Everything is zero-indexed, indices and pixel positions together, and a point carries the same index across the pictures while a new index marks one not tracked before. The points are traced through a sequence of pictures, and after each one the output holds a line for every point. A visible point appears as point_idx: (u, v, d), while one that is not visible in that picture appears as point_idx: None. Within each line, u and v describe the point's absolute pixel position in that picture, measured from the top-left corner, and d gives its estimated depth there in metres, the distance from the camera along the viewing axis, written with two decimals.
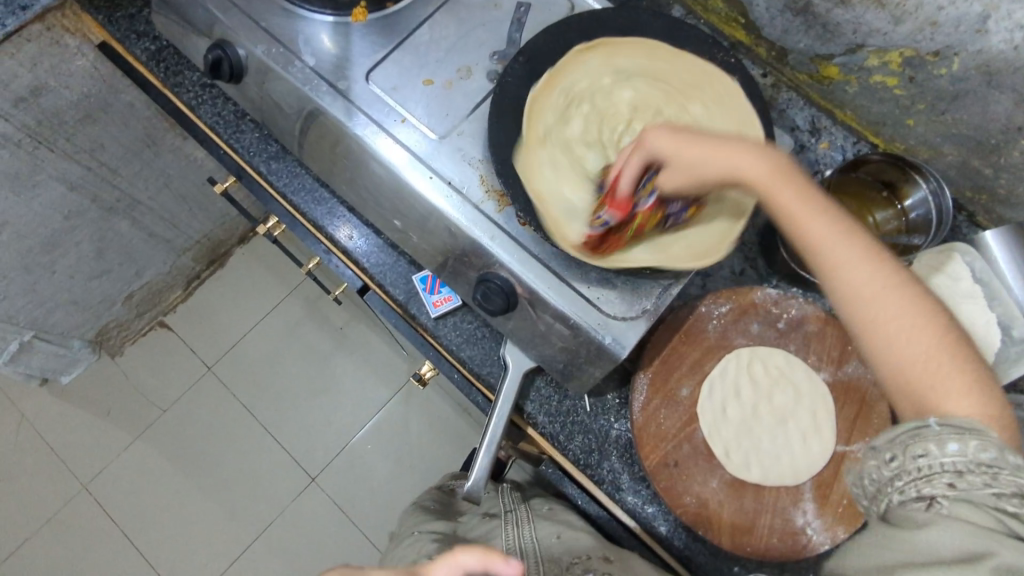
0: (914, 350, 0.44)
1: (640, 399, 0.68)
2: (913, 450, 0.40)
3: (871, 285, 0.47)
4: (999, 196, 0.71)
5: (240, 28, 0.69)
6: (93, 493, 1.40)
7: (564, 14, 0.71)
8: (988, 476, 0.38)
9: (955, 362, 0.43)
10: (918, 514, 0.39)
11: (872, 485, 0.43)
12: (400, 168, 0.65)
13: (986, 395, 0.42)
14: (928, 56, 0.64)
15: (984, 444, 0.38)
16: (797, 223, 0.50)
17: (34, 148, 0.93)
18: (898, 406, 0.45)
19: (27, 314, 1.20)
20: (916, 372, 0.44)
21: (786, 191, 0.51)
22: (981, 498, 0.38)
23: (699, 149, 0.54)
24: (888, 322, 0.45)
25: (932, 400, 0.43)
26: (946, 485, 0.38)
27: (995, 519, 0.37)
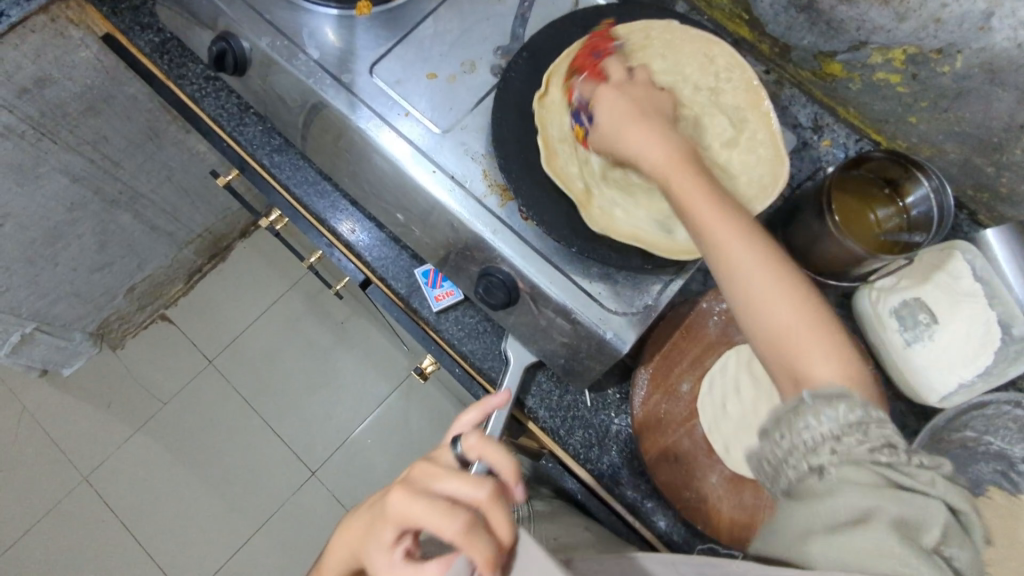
0: (783, 317, 0.46)
1: (641, 394, 0.69)
2: (795, 425, 0.42)
3: (746, 258, 0.48)
4: (1000, 194, 0.71)
5: (244, 20, 0.69)
6: (94, 485, 1.40)
7: (567, 9, 0.71)
8: (860, 432, 0.40)
9: (824, 331, 0.46)
10: (817, 484, 0.40)
11: (769, 466, 0.44)
12: (403, 162, 0.65)
13: (849, 359, 0.45)
14: (932, 54, 0.64)
15: (851, 405, 0.41)
16: (687, 201, 0.52)
17: (38, 139, 0.93)
18: (773, 371, 0.47)
19: (30, 306, 1.20)
20: (788, 334, 0.46)
21: (683, 176, 0.53)
22: (861, 456, 0.39)
23: (624, 114, 0.58)
24: (762, 291, 0.47)
25: (802, 363, 0.45)
26: (832, 452, 0.40)
27: (878, 473, 0.39)
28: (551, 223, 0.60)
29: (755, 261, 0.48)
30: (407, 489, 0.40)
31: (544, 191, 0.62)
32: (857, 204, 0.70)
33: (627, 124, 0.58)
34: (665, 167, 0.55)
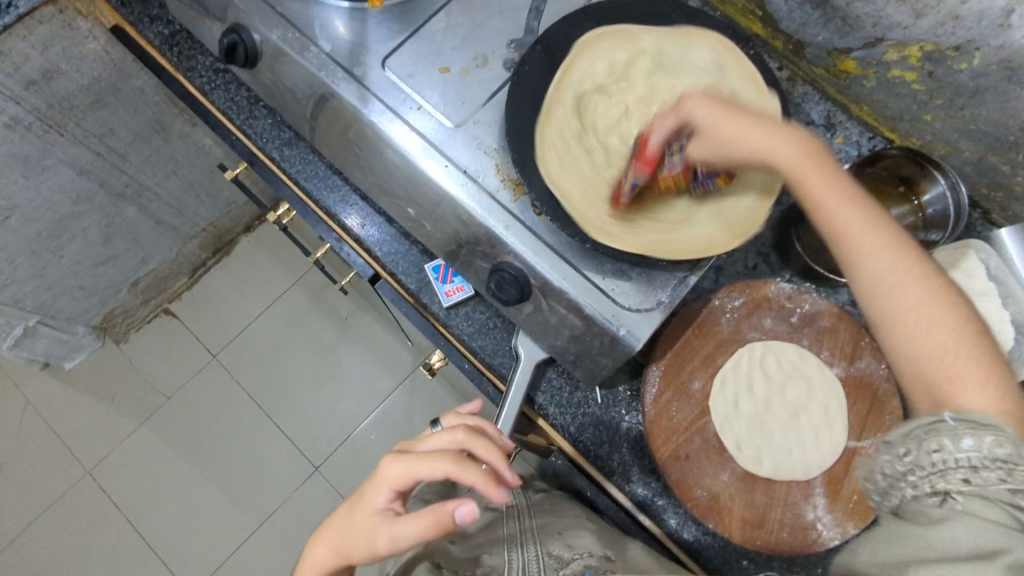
0: (935, 339, 0.45)
1: (652, 391, 0.69)
2: (927, 446, 0.40)
3: (891, 275, 0.48)
4: (1015, 193, 0.71)
5: (255, 12, 0.68)
6: (97, 478, 1.40)
7: (582, 3, 0.70)
8: (1003, 471, 0.37)
9: (976, 358, 0.44)
10: (933, 509, 0.39)
11: (885, 478, 0.42)
12: (415, 155, 0.65)
13: (1007, 391, 0.43)
14: (949, 51, 0.64)
15: (1000, 439, 0.38)
16: (831, 212, 0.50)
17: (44, 132, 0.92)
18: (916, 394, 0.46)
19: (34, 299, 1.19)
20: (935, 358, 0.45)
21: (824, 183, 0.51)
22: (996, 493, 0.37)
23: (728, 116, 0.55)
24: (909, 310, 0.46)
25: (948, 387, 0.44)
26: (961, 481, 0.38)
27: (1006, 513, 0.37)
28: (565, 218, 0.60)
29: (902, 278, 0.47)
30: (408, 453, 0.50)
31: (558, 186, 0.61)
32: (872, 201, 0.69)
33: (736, 130, 0.54)
34: (799, 166, 0.52)
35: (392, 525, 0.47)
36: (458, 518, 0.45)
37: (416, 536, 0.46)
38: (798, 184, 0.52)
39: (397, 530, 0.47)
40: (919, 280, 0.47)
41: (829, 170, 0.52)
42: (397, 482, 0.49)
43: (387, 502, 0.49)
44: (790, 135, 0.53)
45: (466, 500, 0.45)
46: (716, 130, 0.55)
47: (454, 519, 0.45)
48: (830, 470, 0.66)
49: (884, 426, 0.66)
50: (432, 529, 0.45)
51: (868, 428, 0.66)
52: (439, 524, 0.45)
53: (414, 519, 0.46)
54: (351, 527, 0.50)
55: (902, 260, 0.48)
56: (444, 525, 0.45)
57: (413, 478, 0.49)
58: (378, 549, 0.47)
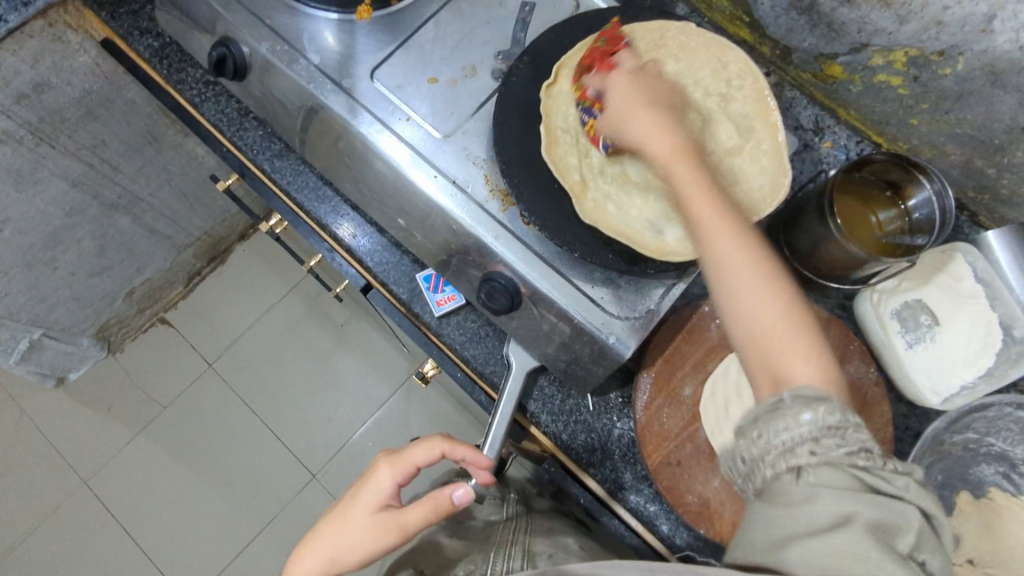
0: (767, 312, 0.46)
1: (643, 398, 0.69)
2: (775, 425, 0.41)
3: (734, 256, 0.48)
4: (1002, 196, 0.72)
5: (244, 26, 0.69)
6: (94, 489, 1.40)
7: (568, 14, 0.71)
8: (839, 438, 0.40)
9: (803, 331, 0.46)
10: (792, 487, 0.40)
11: (744, 464, 0.43)
12: (403, 166, 0.65)
13: (828, 362, 0.45)
14: (933, 56, 0.64)
15: (831, 408, 0.41)
16: (691, 196, 0.51)
17: (36, 145, 0.93)
18: (751, 368, 0.47)
19: (29, 311, 1.19)
20: (769, 337, 0.46)
21: (686, 170, 0.53)
22: (839, 459, 0.40)
23: (634, 100, 0.57)
24: (745, 286, 0.47)
25: (782, 361, 0.45)
26: (811, 455, 0.40)
27: (852, 477, 0.39)
28: (553, 227, 0.60)
29: (744, 259, 0.48)
30: (399, 451, 0.57)
31: (545, 195, 0.61)
32: (857, 205, 0.71)
33: (633, 104, 0.57)
34: (670, 160, 0.54)
35: (398, 514, 0.54)
36: (456, 500, 0.54)
37: (421, 521, 0.54)
38: (666, 168, 0.54)
39: (404, 517, 0.54)
40: (759, 261, 0.48)
41: (683, 158, 0.54)
42: (396, 476, 0.56)
43: (386, 496, 0.56)
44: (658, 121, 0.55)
45: (461, 485, 0.54)
46: (632, 95, 0.57)
47: (453, 501, 0.54)
48: None
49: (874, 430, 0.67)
50: (434, 512, 0.54)
51: None
52: (440, 507, 0.54)
53: (417, 507, 0.54)
54: (348, 528, 0.55)
55: (744, 242, 0.49)
56: (445, 506, 0.54)
57: (409, 469, 0.56)
58: (383, 539, 0.53)
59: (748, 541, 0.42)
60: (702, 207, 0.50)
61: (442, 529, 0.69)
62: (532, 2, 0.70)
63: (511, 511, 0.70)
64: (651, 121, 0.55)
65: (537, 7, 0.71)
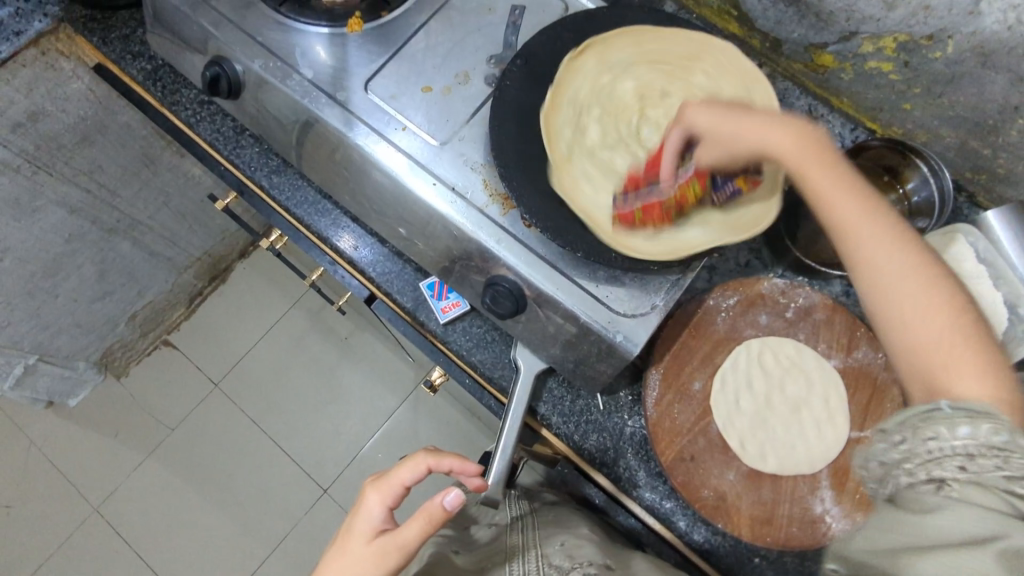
0: (932, 328, 0.47)
1: (653, 395, 0.69)
2: (924, 433, 0.40)
3: (890, 268, 0.49)
4: (999, 175, 0.72)
5: (236, 44, 0.69)
6: (105, 515, 1.39)
7: (558, 16, 0.71)
8: (1000, 459, 0.37)
9: (968, 345, 0.45)
10: (929, 497, 0.39)
11: (879, 467, 0.42)
12: (402, 175, 0.65)
13: (1002, 380, 0.44)
14: (922, 40, 0.65)
15: (997, 427, 0.38)
16: (832, 202, 0.52)
17: (33, 173, 0.93)
18: (909, 381, 0.47)
19: (32, 339, 1.19)
20: (930, 349, 0.46)
21: (826, 176, 0.53)
22: (991, 480, 0.38)
23: (730, 123, 0.57)
24: (903, 298, 0.48)
25: (944, 376, 0.45)
26: (957, 469, 0.38)
27: (1004, 501, 0.37)
28: (554, 228, 0.60)
29: (901, 272, 0.49)
30: (384, 474, 0.57)
31: (546, 198, 0.62)
32: None
33: (744, 123, 0.56)
34: (802, 161, 0.54)
35: (395, 535, 0.54)
36: (449, 506, 0.53)
37: (420, 535, 0.54)
38: (803, 175, 0.54)
39: (400, 536, 0.54)
40: (918, 274, 0.48)
41: (827, 166, 0.53)
42: (384, 500, 0.56)
43: (378, 522, 0.56)
44: (788, 132, 0.55)
45: (450, 490, 0.54)
46: (716, 132, 0.57)
47: (446, 508, 0.53)
48: (835, 461, 0.66)
49: (885, 413, 0.67)
50: (429, 524, 0.54)
51: (870, 418, 0.67)
52: (434, 518, 0.54)
53: (412, 523, 0.54)
54: (346, 561, 0.54)
55: (899, 253, 0.49)
56: (438, 516, 0.54)
57: (397, 489, 0.56)
58: (386, 562, 0.53)
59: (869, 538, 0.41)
60: (854, 217, 0.51)
61: (449, 543, 0.68)
62: (521, 6, 0.71)
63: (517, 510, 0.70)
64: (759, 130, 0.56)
65: (526, 11, 0.71)
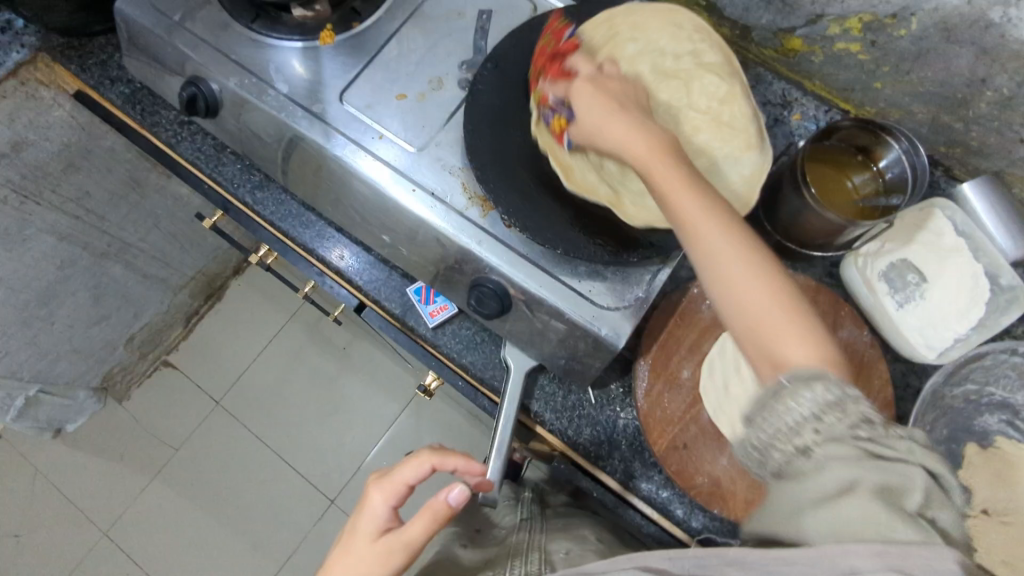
0: (760, 301, 0.47)
1: (643, 385, 0.69)
2: (778, 409, 0.43)
3: (722, 250, 0.48)
4: (973, 148, 0.73)
5: (211, 63, 0.70)
6: (115, 539, 1.40)
7: (526, 16, 0.72)
8: (839, 412, 0.41)
9: (789, 309, 0.47)
10: (802, 464, 0.41)
11: (755, 450, 0.44)
12: (383, 184, 0.66)
13: (822, 339, 0.46)
14: (887, 19, 0.65)
15: (828, 386, 0.42)
16: (671, 198, 0.50)
17: (21, 203, 0.92)
18: (749, 354, 0.48)
19: (31, 367, 1.16)
20: (763, 319, 0.47)
21: (668, 169, 0.51)
22: (842, 433, 0.40)
23: (607, 116, 0.55)
24: (737, 281, 0.47)
25: (777, 346, 0.46)
26: (816, 431, 0.41)
27: (858, 449, 0.39)
28: (534, 227, 0.61)
29: (730, 255, 0.48)
30: (387, 473, 0.57)
31: (523, 198, 0.62)
32: (833, 172, 0.71)
33: (606, 120, 0.55)
34: (649, 161, 0.52)
35: (400, 532, 0.55)
36: (454, 502, 0.54)
37: (424, 532, 0.54)
38: (646, 172, 0.52)
39: (405, 533, 0.54)
40: (741, 254, 0.48)
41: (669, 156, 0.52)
42: (388, 498, 0.56)
43: (383, 521, 0.56)
44: (637, 129, 0.54)
45: (455, 487, 0.55)
46: (592, 119, 0.55)
47: (450, 504, 0.54)
48: None
49: (873, 392, 0.68)
50: (434, 521, 0.55)
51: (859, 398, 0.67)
52: (439, 515, 0.54)
53: (418, 520, 0.54)
54: (354, 560, 0.54)
55: (729, 239, 0.48)
56: (442, 513, 0.54)
57: (400, 488, 0.56)
58: (392, 561, 0.54)
59: (765, 527, 0.42)
60: (684, 206, 0.49)
61: (458, 537, 0.69)
62: (489, 9, 0.72)
63: (526, 512, 0.71)
64: (620, 123, 0.54)
65: (494, 14, 0.72)
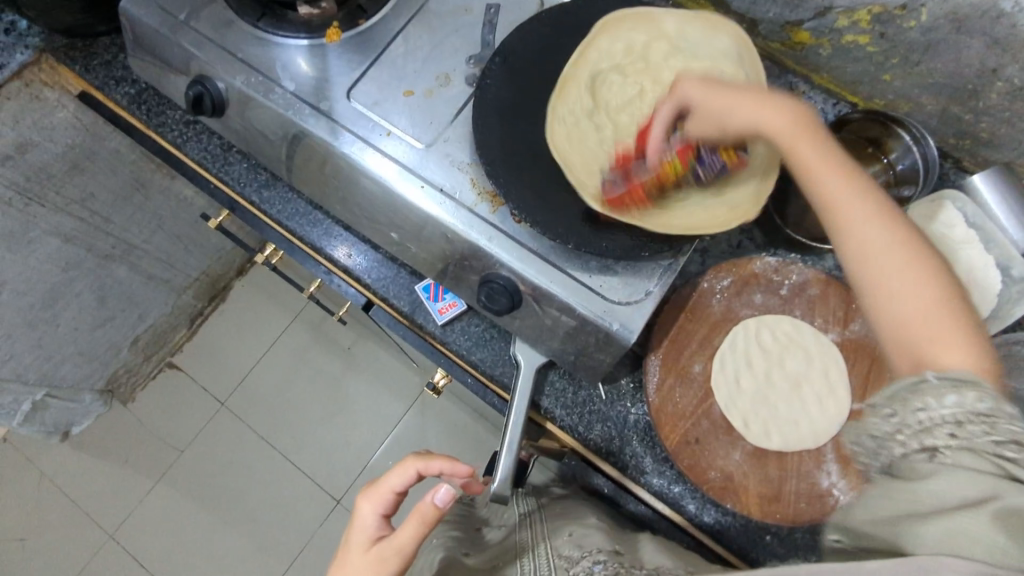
0: (920, 294, 0.47)
1: (654, 379, 0.69)
2: (913, 404, 0.42)
3: (877, 239, 0.50)
4: (983, 139, 0.73)
5: (217, 62, 0.70)
6: (121, 542, 1.40)
7: (534, 11, 0.72)
8: (985, 424, 0.39)
9: (950, 314, 0.46)
10: (922, 464, 0.39)
11: (876, 441, 0.43)
12: (392, 181, 0.65)
13: (983, 354, 0.44)
14: (896, 11, 0.65)
15: (981, 395, 0.40)
16: (823, 180, 0.53)
17: (26, 205, 0.92)
18: (895, 352, 0.47)
19: (35, 370, 1.16)
20: (917, 314, 0.46)
21: (816, 157, 0.53)
22: (981, 446, 0.38)
23: (733, 102, 0.57)
24: (892, 270, 0.48)
25: (931, 346, 0.45)
26: (948, 436, 0.39)
27: (994, 464, 0.37)
28: (544, 221, 0.61)
29: (885, 246, 0.49)
30: (376, 482, 0.57)
31: (533, 192, 0.62)
32: None
33: (735, 106, 0.57)
34: (795, 145, 0.54)
35: (391, 540, 0.54)
36: (440, 503, 0.53)
37: (414, 536, 0.54)
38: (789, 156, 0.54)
39: (397, 538, 0.54)
40: (901, 247, 0.49)
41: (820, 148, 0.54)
42: (376, 507, 0.56)
43: (374, 530, 0.56)
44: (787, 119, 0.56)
45: (440, 487, 0.53)
46: (719, 108, 0.58)
47: (437, 506, 0.53)
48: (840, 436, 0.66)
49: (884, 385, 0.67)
50: (424, 524, 0.54)
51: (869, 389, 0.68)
52: (428, 518, 0.53)
53: (407, 525, 0.54)
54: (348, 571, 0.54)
55: (888, 228, 0.50)
56: (431, 515, 0.53)
57: (389, 495, 0.56)
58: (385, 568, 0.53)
59: (868, 519, 0.41)
60: (835, 189, 0.52)
61: (458, 543, 0.68)
62: (496, 5, 0.72)
63: (525, 508, 0.72)
64: (757, 110, 0.56)
65: (502, 9, 0.72)
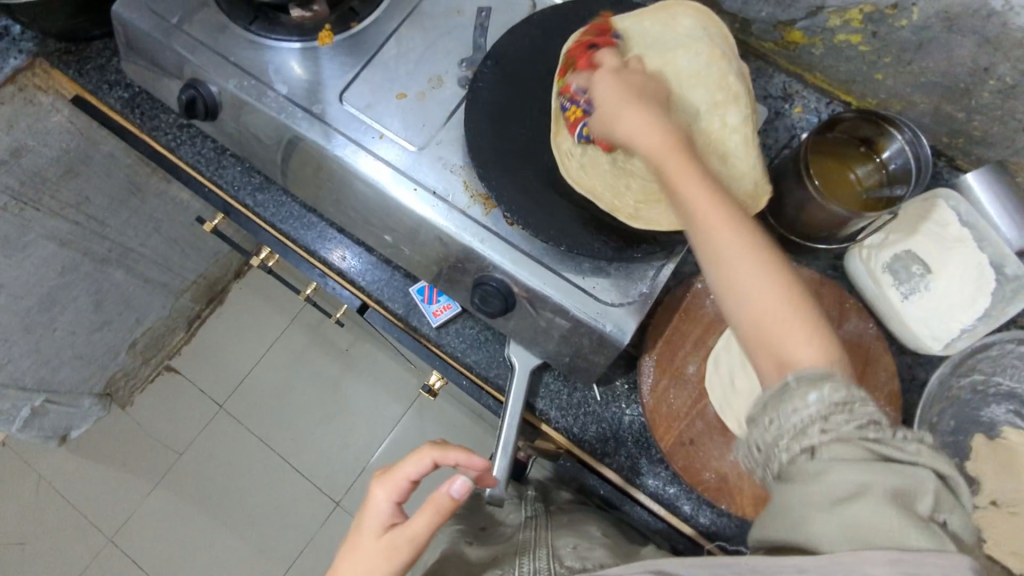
0: (768, 296, 0.45)
1: (649, 380, 0.69)
2: (785, 409, 0.42)
3: (731, 247, 0.47)
4: (976, 137, 0.73)
5: (210, 65, 0.70)
6: (120, 546, 1.40)
7: (526, 13, 0.72)
8: (846, 412, 0.40)
9: (801, 311, 0.45)
10: (808, 465, 0.40)
11: (761, 449, 0.43)
12: (385, 184, 0.65)
13: (830, 343, 0.44)
14: (887, 10, 0.65)
15: (836, 386, 0.41)
16: (682, 189, 0.49)
17: (20, 210, 0.92)
18: (752, 354, 0.47)
19: (33, 375, 1.15)
20: (771, 317, 0.45)
21: (674, 163, 0.50)
22: (849, 434, 0.40)
23: (625, 102, 0.55)
24: (748, 276, 0.46)
25: (784, 347, 0.44)
26: (823, 433, 0.40)
27: (866, 450, 0.39)
28: (536, 223, 0.61)
29: (739, 250, 0.47)
30: (391, 468, 0.56)
31: (525, 195, 0.62)
32: (835, 165, 0.71)
33: (619, 108, 0.55)
34: (659, 152, 0.52)
35: (405, 528, 0.54)
36: (455, 495, 0.52)
37: (428, 526, 0.53)
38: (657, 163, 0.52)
39: (410, 527, 0.54)
40: (754, 249, 0.47)
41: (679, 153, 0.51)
42: (391, 494, 0.55)
43: (387, 517, 0.55)
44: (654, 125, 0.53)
45: (457, 479, 0.53)
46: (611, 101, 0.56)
47: (452, 497, 0.52)
48: None
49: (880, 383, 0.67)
50: (438, 515, 0.53)
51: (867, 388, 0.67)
52: (443, 509, 0.53)
53: (421, 514, 0.53)
54: (360, 557, 0.54)
55: (738, 233, 0.47)
56: (446, 506, 0.53)
57: (404, 482, 0.55)
58: (396, 557, 0.53)
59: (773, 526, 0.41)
60: (693, 197, 0.49)
61: (462, 534, 0.68)
62: (488, 7, 0.72)
63: (530, 510, 0.70)
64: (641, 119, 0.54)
65: (493, 11, 0.72)
